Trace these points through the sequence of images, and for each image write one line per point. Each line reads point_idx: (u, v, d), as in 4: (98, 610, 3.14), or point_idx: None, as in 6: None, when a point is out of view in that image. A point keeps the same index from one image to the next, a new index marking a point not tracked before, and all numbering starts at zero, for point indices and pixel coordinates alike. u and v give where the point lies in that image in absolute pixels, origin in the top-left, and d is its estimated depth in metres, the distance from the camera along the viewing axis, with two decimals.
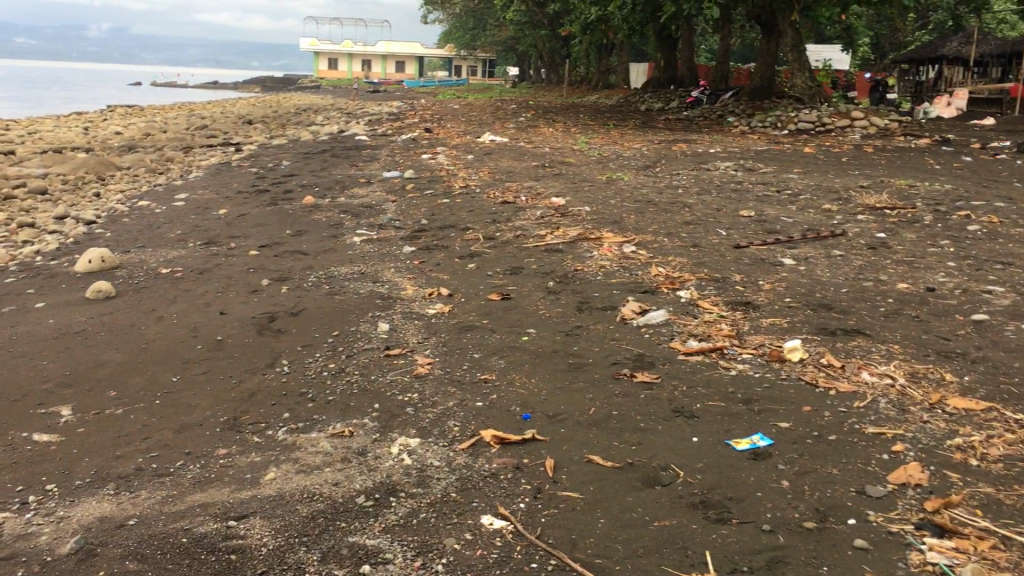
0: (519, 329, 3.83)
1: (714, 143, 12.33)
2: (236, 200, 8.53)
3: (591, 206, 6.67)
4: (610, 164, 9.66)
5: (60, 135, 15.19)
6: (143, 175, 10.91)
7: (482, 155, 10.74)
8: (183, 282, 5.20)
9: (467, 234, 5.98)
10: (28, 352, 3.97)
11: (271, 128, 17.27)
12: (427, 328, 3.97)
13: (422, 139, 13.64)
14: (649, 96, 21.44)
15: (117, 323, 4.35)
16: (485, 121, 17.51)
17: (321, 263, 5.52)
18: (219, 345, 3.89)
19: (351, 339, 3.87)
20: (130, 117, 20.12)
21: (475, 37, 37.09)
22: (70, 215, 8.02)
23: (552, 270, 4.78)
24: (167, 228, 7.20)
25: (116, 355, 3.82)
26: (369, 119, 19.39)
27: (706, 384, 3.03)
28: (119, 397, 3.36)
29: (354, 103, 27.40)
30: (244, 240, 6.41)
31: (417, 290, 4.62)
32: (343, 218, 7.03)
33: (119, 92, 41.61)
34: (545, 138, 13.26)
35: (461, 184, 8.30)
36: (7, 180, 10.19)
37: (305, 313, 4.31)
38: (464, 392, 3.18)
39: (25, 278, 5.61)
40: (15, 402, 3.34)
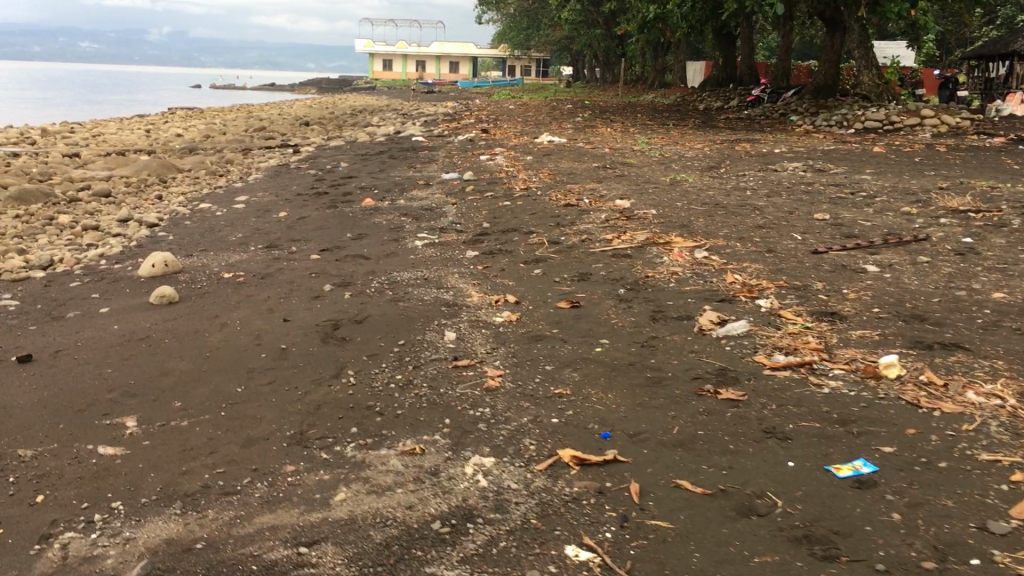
0: (592, 340, 3.68)
1: (778, 142, 12.04)
2: (295, 202, 8.52)
3: (658, 209, 6.48)
4: (673, 164, 9.45)
5: (122, 137, 15.42)
6: (203, 177, 10.97)
7: (540, 156, 10.60)
8: (245, 286, 5.14)
9: (531, 238, 5.85)
10: (92, 359, 3.92)
11: (328, 130, 17.34)
12: (495, 338, 3.83)
13: (479, 139, 13.55)
14: (707, 94, 21.10)
15: (179, 330, 4.29)
16: (542, 121, 17.37)
17: (383, 268, 5.42)
18: (283, 354, 3.80)
19: (418, 349, 3.75)
20: (190, 119, 20.41)
21: (530, 37, 36.98)
22: (133, 217, 8.06)
23: (622, 276, 4.62)
24: (229, 231, 7.19)
25: (180, 364, 3.76)
26: (426, 120, 19.39)
27: (797, 403, 2.84)
28: (184, 408, 3.28)
29: (409, 104, 27.46)
30: (304, 244, 6.35)
31: (483, 297, 4.49)
32: (404, 221, 6.95)
33: (176, 94, 42.31)
34: (603, 138, 13.08)
35: (523, 185, 8.18)
36: (72, 182, 10.32)
37: (369, 320, 4.20)
38: (538, 408, 3.04)
39: (89, 282, 5.61)
40: (79, 413, 3.28)
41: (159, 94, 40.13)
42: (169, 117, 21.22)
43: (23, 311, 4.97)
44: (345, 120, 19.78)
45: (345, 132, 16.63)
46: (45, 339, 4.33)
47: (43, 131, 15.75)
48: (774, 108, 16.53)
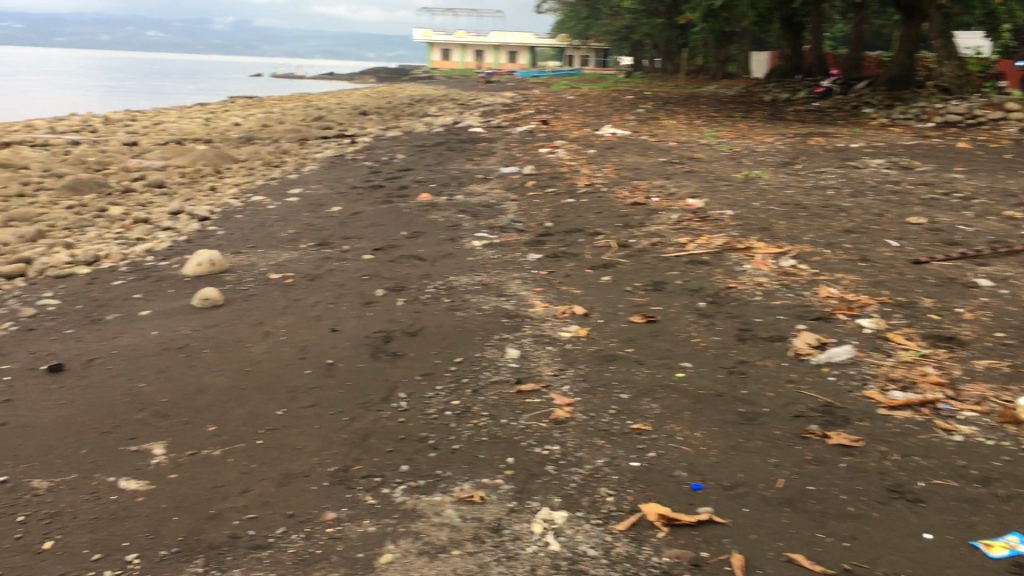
0: (672, 364, 3.28)
1: (854, 136, 11.44)
2: (349, 196, 8.22)
3: (733, 209, 6.03)
4: (745, 160, 8.95)
5: (181, 126, 15.32)
6: (258, 168, 10.75)
7: (604, 149, 10.18)
8: (294, 289, 4.82)
9: (598, 240, 5.44)
10: (127, 371, 3.63)
11: (385, 120, 17.10)
12: (564, 357, 3.46)
13: (540, 131, 13.15)
14: (774, 85, 20.40)
15: (220, 339, 3.98)
16: (602, 113, 16.87)
17: (440, 271, 5.07)
18: (329, 371, 3.46)
19: (478, 368, 3.38)
20: (250, 107, 20.38)
21: (588, 28, 36.40)
22: (185, 210, 7.84)
23: (700, 287, 4.20)
24: (280, 226, 6.91)
25: (217, 379, 3.44)
26: (484, 109, 19.06)
27: (926, 454, 2.40)
28: (218, 433, 2.96)
29: (467, 94, 27.18)
30: (357, 242, 6.02)
31: (548, 307, 4.11)
32: (461, 219, 6.59)
33: (234, 83, 42.66)
34: (668, 130, 12.60)
35: (586, 181, 7.77)
36: (128, 172, 10.17)
37: (422, 332, 3.85)
38: (614, 446, 2.65)
39: (133, 281, 5.34)
40: (105, 436, 2.99)
41: (220, 83, 40.42)
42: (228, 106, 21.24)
43: (63, 312, 4.71)
44: (404, 110, 19.55)
45: (402, 123, 16.36)
46: (80, 346, 4.06)
47: (104, 119, 15.76)
48: (846, 100, 15.80)
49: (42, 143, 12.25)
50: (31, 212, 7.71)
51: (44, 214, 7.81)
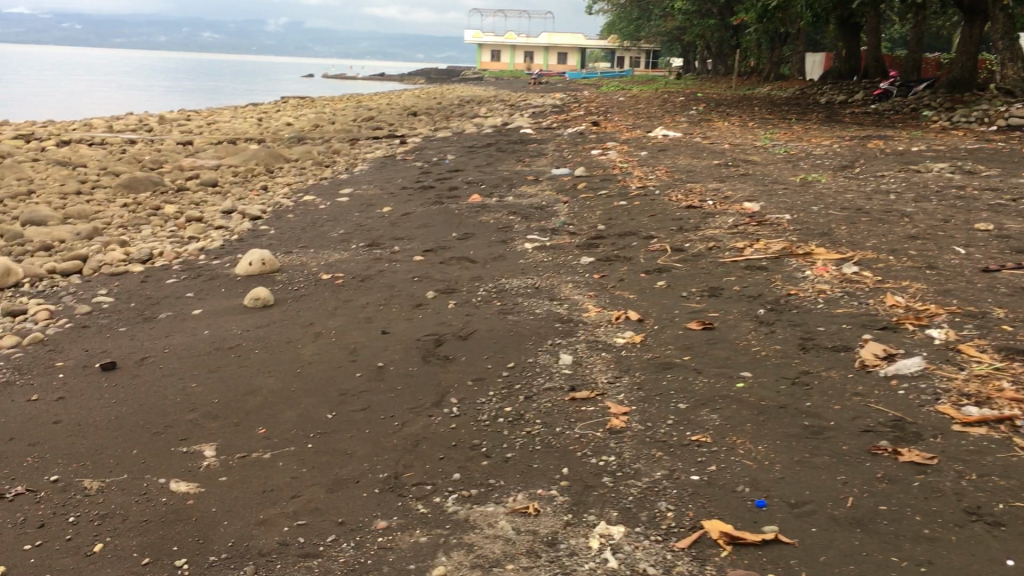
0: (731, 373, 3.17)
1: (915, 139, 11.15)
2: (400, 196, 8.20)
3: (792, 213, 5.88)
4: (801, 162, 8.76)
5: (235, 126, 15.47)
6: (309, 168, 10.80)
7: (656, 151, 10.04)
8: (344, 290, 4.79)
9: (652, 244, 5.34)
10: (178, 370, 3.62)
11: (436, 120, 17.10)
12: (619, 364, 3.37)
13: (591, 132, 13.04)
14: (830, 87, 20.03)
15: (271, 339, 3.96)
16: (654, 115, 16.70)
17: (491, 273, 5.01)
18: (379, 374, 3.41)
19: (530, 375, 3.31)
20: (302, 107, 20.54)
21: (640, 29, 36.13)
22: (237, 209, 7.88)
23: (759, 294, 4.08)
24: (331, 226, 6.91)
25: (268, 381, 3.41)
26: (535, 111, 18.99)
27: (1005, 474, 2.28)
28: (268, 436, 2.92)
29: (516, 95, 27.15)
30: (408, 243, 5.99)
31: (602, 313, 4.03)
32: (512, 221, 6.52)
33: (286, 83, 43.13)
34: (721, 132, 12.41)
35: (638, 184, 7.65)
36: (182, 171, 10.27)
37: (474, 336, 3.79)
38: (673, 459, 2.56)
39: (186, 280, 5.36)
40: (156, 436, 2.97)
41: (273, 84, 40.89)
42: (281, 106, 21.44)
43: (117, 310, 4.74)
44: (454, 111, 19.56)
45: (453, 123, 16.35)
46: (133, 344, 4.06)
47: (160, 118, 15.97)
48: (905, 102, 15.44)
49: (100, 142, 12.44)
50: (88, 209, 7.81)
51: (100, 213, 7.90)
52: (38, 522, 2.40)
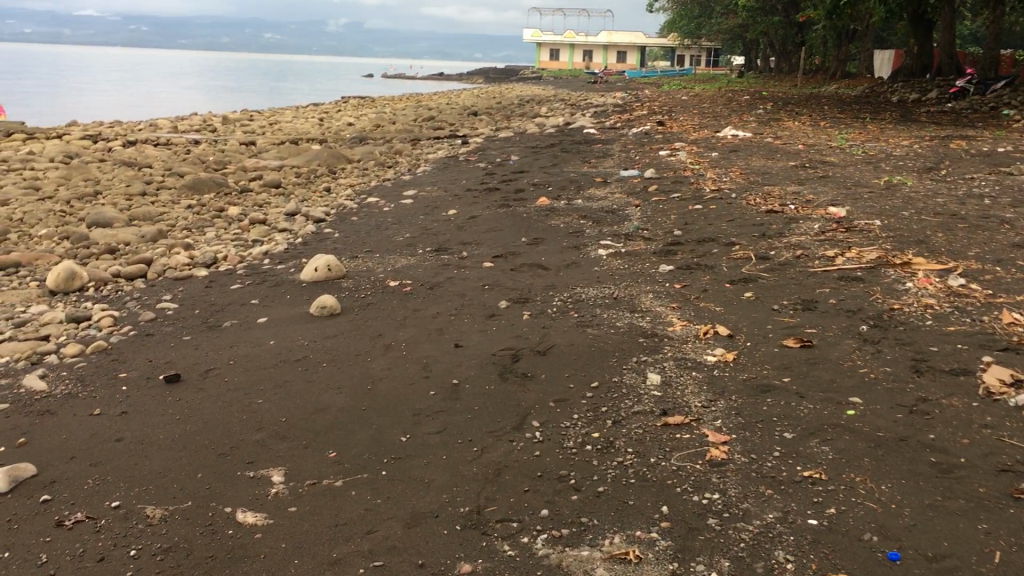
0: (837, 398, 2.90)
1: (999, 139, 10.65)
2: (465, 199, 8.01)
3: (882, 219, 5.55)
4: (882, 164, 8.37)
5: (298, 126, 15.46)
6: (372, 169, 10.68)
7: (727, 152, 9.72)
8: (413, 299, 4.61)
9: (734, 251, 5.06)
10: (244, 385, 3.46)
11: (496, 120, 16.93)
12: (712, 386, 3.12)
13: (656, 132, 12.74)
14: (902, 85, 19.40)
15: (339, 352, 3.78)
16: (720, 114, 16.31)
17: (565, 281, 4.78)
18: (454, 393, 3.21)
19: (617, 396, 3.07)
20: (362, 107, 20.53)
21: (702, 28, 35.56)
22: (301, 211, 7.77)
23: (859, 308, 3.78)
24: (397, 230, 6.74)
25: (338, 398, 3.23)
26: (597, 110, 18.72)
27: None
28: (340, 460, 2.74)
29: (577, 95, 26.91)
30: (476, 249, 5.79)
31: (688, 327, 3.77)
32: (583, 225, 6.29)
33: (345, 83, 43.35)
34: (792, 132, 12.01)
35: (712, 186, 7.36)
36: (246, 172, 10.23)
37: (554, 351, 3.56)
38: (785, 499, 2.31)
39: (250, 285, 5.23)
40: (222, 458, 2.80)
41: (334, 83, 41.22)
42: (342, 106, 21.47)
43: (180, 317, 4.62)
44: (515, 110, 19.38)
45: (514, 123, 16.17)
46: (198, 354, 3.93)
47: (224, 119, 16.04)
48: (984, 101, 14.83)
49: (165, 142, 12.50)
50: (153, 211, 7.77)
51: (166, 214, 7.86)
52: (97, 555, 2.25)
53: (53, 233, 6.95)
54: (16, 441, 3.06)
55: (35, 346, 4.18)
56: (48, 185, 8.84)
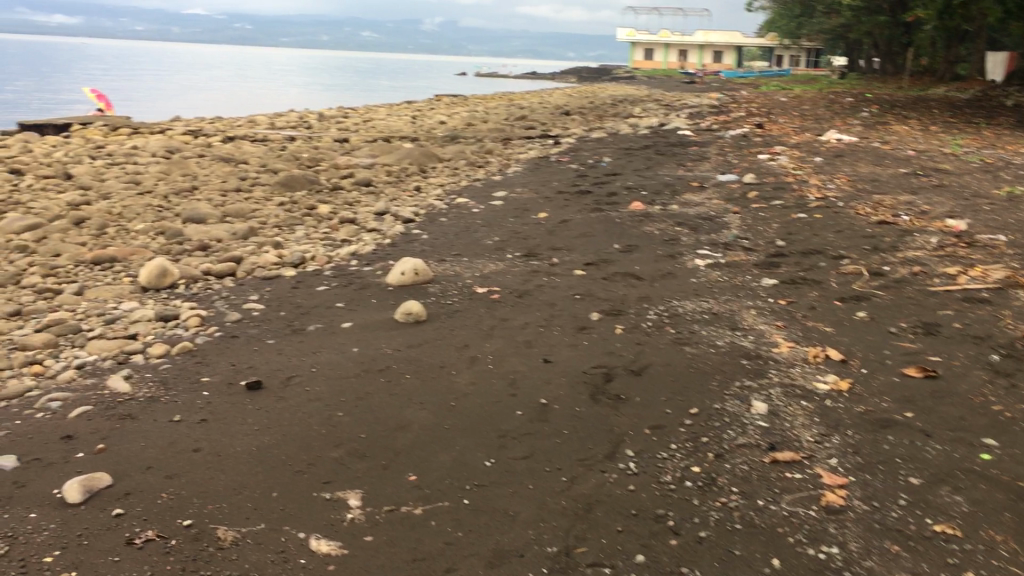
0: (969, 439, 2.61)
1: None
2: (556, 201, 7.82)
3: (1006, 234, 5.15)
4: (1002, 173, 7.86)
5: (390, 123, 15.50)
6: (463, 168, 10.58)
7: (831, 157, 9.29)
8: (501, 307, 4.44)
9: (844, 265, 4.74)
10: (325, 395, 3.33)
11: (589, 120, 16.68)
12: (825, 419, 2.86)
13: (755, 135, 12.33)
14: (1018, 88, 18.42)
15: (423, 363, 3.63)
16: (822, 116, 15.73)
17: (661, 293, 4.55)
18: (543, 414, 3.02)
19: (719, 425, 2.84)
20: (454, 105, 20.58)
21: (802, 27, 34.56)
22: (390, 211, 7.70)
23: (988, 335, 3.45)
24: (486, 232, 6.59)
25: (421, 414, 3.07)
26: (693, 111, 18.30)
27: None
28: (420, 485, 2.57)
29: (672, 94, 26.45)
30: (567, 255, 5.59)
31: (795, 349, 3.50)
32: (680, 232, 6.03)
33: (438, 80, 43.65)
34: (901, 137, 11.46)
35: (817, 193, 6.99)
36: (338, 169, 10.24)
37: (649, 371, 3.34)
38: (915, 559, 2.05)
39: (337, 287, 5.14)
40: (298, 477, 2.67)
41: (428, 81, 41.47)
42: (435, 103, 21.50)
43: (266, 319, 4.54)
44: (608, 110, 19.09)
45: (607, 123, 15.90)
46: (281, 360, 3.83)
47: (319, 115, 16.21)
48: None
49: (261, 138, 12.64)
50: (246, 208, 7.80)
51: (258, 211, 7.88)
52: None
53: (149, 228, 7.01)
54: (94, 447, 2.99)
55: (123, 345, 4.15)
56: (147, 179, 8.98)
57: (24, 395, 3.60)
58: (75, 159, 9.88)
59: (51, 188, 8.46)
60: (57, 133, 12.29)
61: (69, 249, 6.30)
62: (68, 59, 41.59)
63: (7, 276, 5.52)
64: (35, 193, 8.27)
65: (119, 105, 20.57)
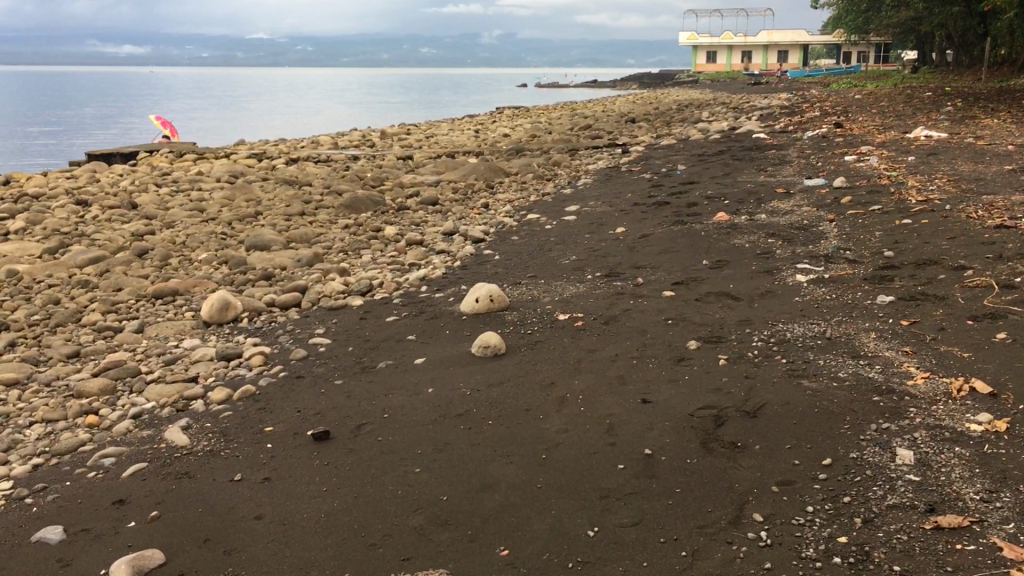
0: None
1: None
2: (632, 214, 7.41)
3: None
4: None
5: (454, 139, 15.25)
6: (531, 182, 10.23)
7: (924, 155, 8.69)
8: (586, 336, 4.05)
9: (967, 277, 4.23)
10: (399, 448, 2.98)
11: (657, 127, 16.20)
12: (987, 469, 2.40)
13: (837, 135, 11.72)
14: None
15: (507, 405, 3.26)
16: (904, 112, 14.99)
17: (764, 315, 4.11)
18: (650, 468, 2.62)
19: (861, 481, 2.40)
20: (518, 117, 20.25)
21: (870, 23, 33.49)
22: (459, 231, 7.39)
23: None
24: (562, 251, 6.22)
25: (508, 470, 2.70)
26: (766, 112, 17.67)
27: None
28: (514, 562, 2.20)
29: (738, 96, 25.78)
30: (653, 274, 5.18)
31: (932, 381, 3.02)
32: (772, 245, 5.56)
33: (498, 93, 43.45)
34: (995, 132, 10.73)
35: (918, 196, 6.45)
36: (403, 188, 9.98)
37: (766, 413, 2.91)
38: None
39: (407, 317, 4.81)
40: (373, 552, 2.32)
41: (490, 95, 41.37)
42: (499, 116, 21.20)
43: (333, 356, 4.23)
44: (675, 116, 18.55)
45: (676, 129, 15.40)
46: (349, 403, 3.50)
47: (383, 133, 16.04)
48: None
49: (325, 159, 12.49)
50: (311, 233, 7.56)
51: (322, 235, 7.64)
52: None
53: (213, 257, 6.82)
54: (147, 514, 2.69)
55: (182, 389, 3.88)
56: (211, 206, 8.84)
57: (77, 450, 3.35)
58: (142, 187, 9.81)
59: (117, 219, 8.36)
60: (125, 162, 12.32)
61: (132, 283, 6.12)
62: (135, 89, 42.66)
63: (68, 314, 5.35)
64: (101, 224, 8.17)
65: (187, 131, 20.80)
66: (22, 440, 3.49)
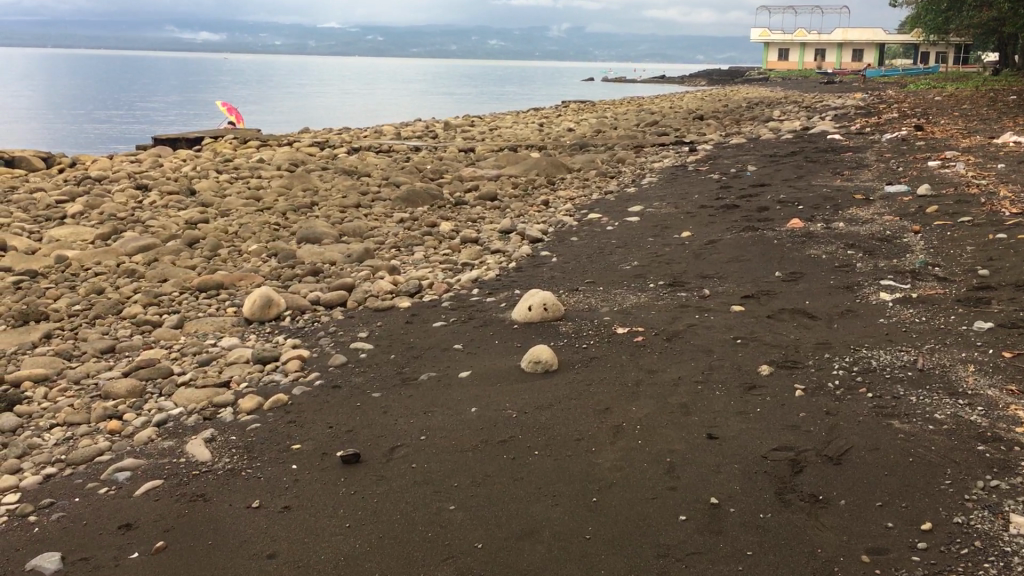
0: None
1: None
2: (700, 217, 7.01)
3: None
4: None
5: (518, 132, 14.92)
6: (593, 179, 9.86)
7: (1016, 163, 8.11)
8: (646, 354, 3.71)
9: None
10: (434, 478, 2.68)
11: (726, 125, 15.67)
12: None
13: (919, 139, 11.11)
14: None
15: (556, 433, 2.94)
16: (989, 116, 14.24)
17: (845, 338, 3.71)
18: (718, 523, 2.27)
19: (968, 555, 2.03)
20: (583, 112, 19.90)
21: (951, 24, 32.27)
22: (516, 229, 7.08)
23: None
24: (624, 255, 5.86)
25: (554, 515, 2.39)
26: (842, 113, 17.01)
27: None
28: None
29: (810, 96, 24.98)
30: (721, 285, 4.80)
31: None
32: (852, 257, 5.14)
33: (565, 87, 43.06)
34: None
35: (1012, 207, 5.95)
36: (462, 182, 9.69)
37: (851, 459, 2.54)
38: None
39: (456, 323, 4.52)
40: None
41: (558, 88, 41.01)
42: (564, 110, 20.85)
43: (374, 364, 3.95)
44: (746, 114, 17.96)
45: (747, 128, 14.86)
46: (385, 421, 3.21)
47: (445, 123, 15.82)
48: None
49: (386, 149, 12.29)
50: (363, 226, 7.32)
51: (376, 228, 7.40)
52: None
53: (263, 249, 6.61)
54: (152, 545, 2.43)
55: (212, 395, 3.64)
56: (267, 195, 8.66)
57: (93, 460, 3.12)
58: (202, 173, 9.68)
59: (172, 205, 8.22)
60: (190, 147, 12.27)
61: (178, 274, 5.93)
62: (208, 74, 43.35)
63: (109, 306, 5.16)
64: (156, 210, 8.04)
65: (255, 118, 20.85)
66: (39, 445, 3.27)
